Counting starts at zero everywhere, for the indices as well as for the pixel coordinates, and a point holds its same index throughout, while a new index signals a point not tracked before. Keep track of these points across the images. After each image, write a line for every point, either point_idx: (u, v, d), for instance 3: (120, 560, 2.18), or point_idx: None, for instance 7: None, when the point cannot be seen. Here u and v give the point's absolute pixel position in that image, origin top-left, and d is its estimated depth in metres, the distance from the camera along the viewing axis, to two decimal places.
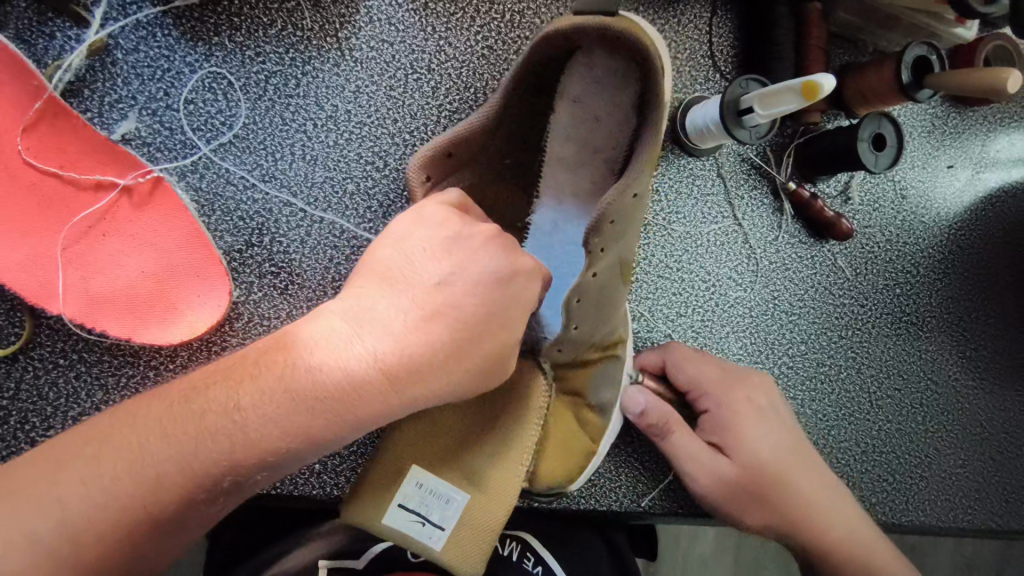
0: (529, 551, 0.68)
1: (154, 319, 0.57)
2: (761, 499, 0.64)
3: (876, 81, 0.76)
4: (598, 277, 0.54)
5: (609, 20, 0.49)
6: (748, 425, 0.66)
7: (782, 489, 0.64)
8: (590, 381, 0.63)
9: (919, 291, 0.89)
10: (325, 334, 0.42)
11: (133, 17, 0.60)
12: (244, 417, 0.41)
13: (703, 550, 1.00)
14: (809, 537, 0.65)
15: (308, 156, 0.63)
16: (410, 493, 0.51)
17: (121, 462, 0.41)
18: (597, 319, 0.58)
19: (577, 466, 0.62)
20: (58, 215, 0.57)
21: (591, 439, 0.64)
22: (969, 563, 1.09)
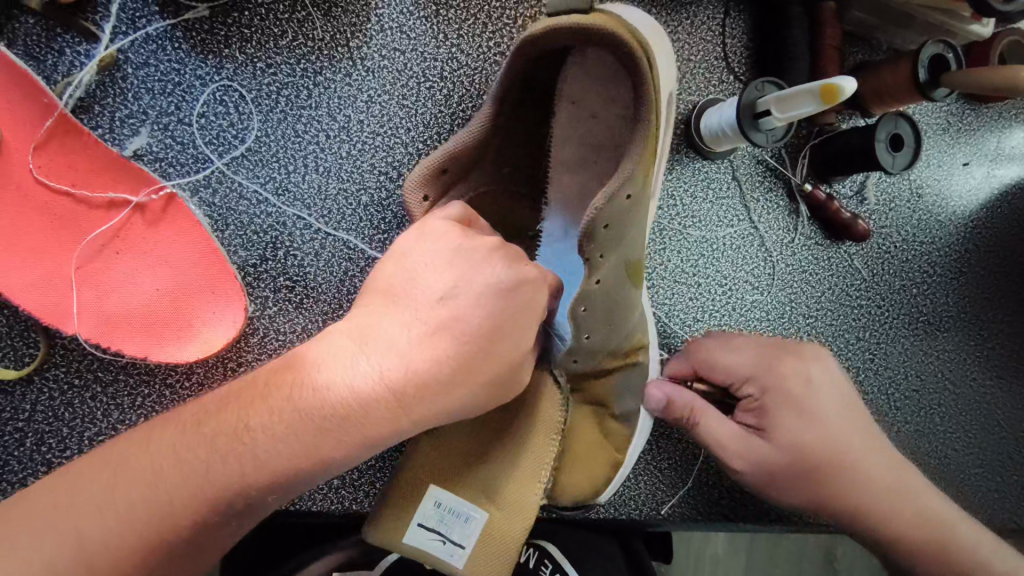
0: (547, 559, 0.66)
1: (169, 337, 0.57)
2: (805, 484, 0.60)
3: (892, 80, 0.75)
4: (602, 284, 0.54)
5: (581, 19, 0.48)
6: (788, 409, 0.60)
7: (827, 475, 0.60)
8: (615, 389, 0.62)
9: (936, 290, 0.88)
10: (346, 354, 0.41)
11: (142, 30, 0.59)
12: (269, 440, 0.40)
13: (718, 552, 0.99)
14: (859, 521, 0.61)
15: (321, 168, 0.62)
16: (428, 512, 0.49)
17: (145, 489, 0.40)
18: (610, 326, 0.58)
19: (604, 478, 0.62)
20: (70, 234, 0.56)
21: (615, 449, 0.63)
22: None
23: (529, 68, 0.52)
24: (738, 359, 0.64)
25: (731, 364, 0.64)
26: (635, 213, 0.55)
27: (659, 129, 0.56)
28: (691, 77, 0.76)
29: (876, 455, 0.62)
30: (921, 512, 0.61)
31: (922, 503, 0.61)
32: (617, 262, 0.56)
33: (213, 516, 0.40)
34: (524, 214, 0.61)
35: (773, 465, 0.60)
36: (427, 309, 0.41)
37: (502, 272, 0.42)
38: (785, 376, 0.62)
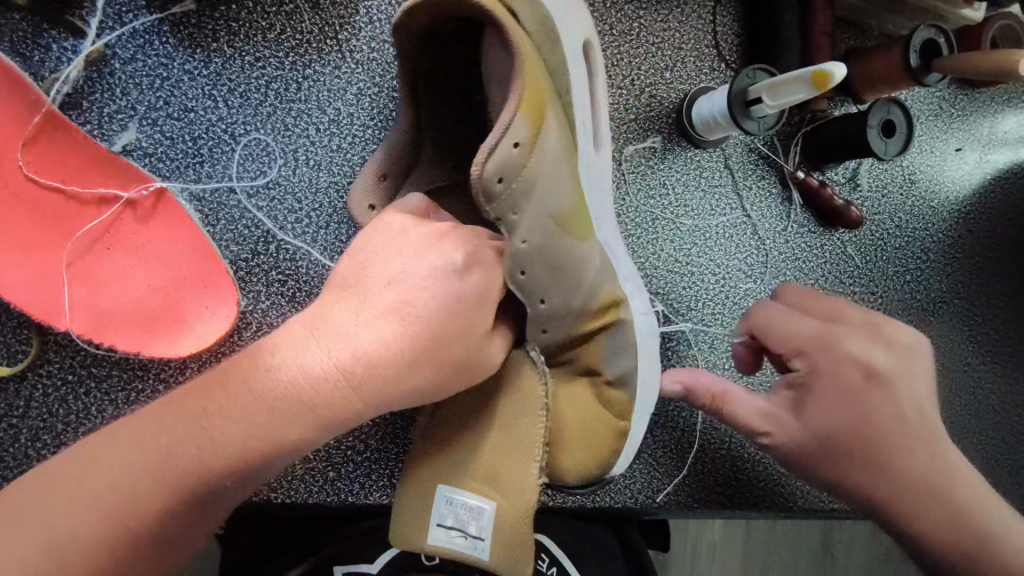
0: (542, 550, 0.69)
1: (162, 332, 0.57)
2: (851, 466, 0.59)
3: (884, 66, 0.75)
4: (530, 241, 0.46)
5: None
6: (845, 389, 0.59)
7: (861, 457, 0.58)
8: (602, 352, 0.58)
9: (929, 277, 0.88)
10: (303, 342, 0.41)
11: (129, 25, 0.59)
12: (264, 433, 0.40)
13: (715, 539, 1.00)
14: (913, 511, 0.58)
15: (312, 161, 0.62)
16: (442, 512, 0.46)
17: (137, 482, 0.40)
18: (563, 285, 0.51)
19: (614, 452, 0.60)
20: (61, 231, 0.56)
21: (617, 416, 0.61)
22: None
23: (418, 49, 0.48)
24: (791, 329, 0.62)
25: (784, 334, 0.62)
26: (545, 146, 0.48)
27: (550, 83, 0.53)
28: (683, 64, 0.76)
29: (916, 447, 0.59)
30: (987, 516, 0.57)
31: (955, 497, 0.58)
32: (541, 211, 0.48)
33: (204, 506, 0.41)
34: None
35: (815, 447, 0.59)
36: (379, 295, 0.42)
37: (456, 256, 0.44)
38: (840, 354, 0.60)
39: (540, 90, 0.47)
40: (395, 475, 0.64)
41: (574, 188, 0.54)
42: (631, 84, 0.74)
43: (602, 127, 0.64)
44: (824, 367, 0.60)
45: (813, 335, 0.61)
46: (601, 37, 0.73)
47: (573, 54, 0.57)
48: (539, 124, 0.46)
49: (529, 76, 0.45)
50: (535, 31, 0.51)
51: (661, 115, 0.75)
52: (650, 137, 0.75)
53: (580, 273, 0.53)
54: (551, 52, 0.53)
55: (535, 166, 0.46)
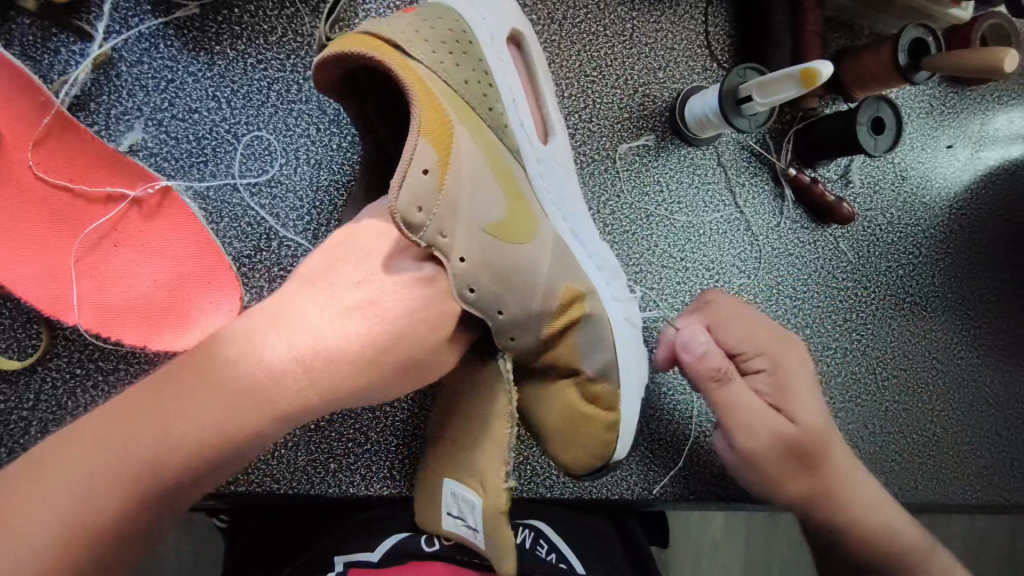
0: (543, 538, 0.64)
1: (167, 326, 0.59)
2: (793, 467, 0.62)
3: (873, 64, 0.77)
4: (472, 257, 0.44)
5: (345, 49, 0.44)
6: (800, 387, 0.63)
7: (814, 454, 0.62)
8: (578, 350, 0.56)
9: (922, 272, 0.90)
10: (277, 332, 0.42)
11: (134, 29, 0.61)
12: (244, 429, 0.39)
13: (717, 535, 1.01)
14: (834, 506, 0.62)
15: (312, 160, 0.64)
16: (449, 502, 0.51)
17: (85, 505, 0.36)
18: (517, 295, 0.48)
19: (610, 442, 0.60)
20: (69, 228, 0.58)
21: (609, 407, 0.59)
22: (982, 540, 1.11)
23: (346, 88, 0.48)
24: (752, 330, 0.64)
25: (746, 332, 0.64)
26: (467, 155, 0.46)
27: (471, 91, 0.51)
28: (676, 65, 0.77)
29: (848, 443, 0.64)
30: (903, 518, 0.63)
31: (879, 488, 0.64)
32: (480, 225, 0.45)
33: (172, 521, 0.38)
34: None
35: (766, 445, 0.61)
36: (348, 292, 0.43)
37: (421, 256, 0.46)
38: (793, 357, 0.64)
39: (438, 104, 0.45)
40: (395, 468, 0.66)
41: (514, 189, 0.51)
42: (625, 84, 0.75)
43: (551, 118, 0.64)
44: (782, 366, 0.63)
45: (771, 339, 0.65)
46: (596, 37, 0.74)
47: (490, 54, 0.57)
48: (446, 142, 0.44)
49: (424, 98, 0.44)
50: (436, 49, 0.50)
51: (655, 114, 0.77)
52: (644, 136, 0.76)
53: (538, 281, 0.50)
54: (460, 56, 0.52)
55: (453, 188, 0.43)
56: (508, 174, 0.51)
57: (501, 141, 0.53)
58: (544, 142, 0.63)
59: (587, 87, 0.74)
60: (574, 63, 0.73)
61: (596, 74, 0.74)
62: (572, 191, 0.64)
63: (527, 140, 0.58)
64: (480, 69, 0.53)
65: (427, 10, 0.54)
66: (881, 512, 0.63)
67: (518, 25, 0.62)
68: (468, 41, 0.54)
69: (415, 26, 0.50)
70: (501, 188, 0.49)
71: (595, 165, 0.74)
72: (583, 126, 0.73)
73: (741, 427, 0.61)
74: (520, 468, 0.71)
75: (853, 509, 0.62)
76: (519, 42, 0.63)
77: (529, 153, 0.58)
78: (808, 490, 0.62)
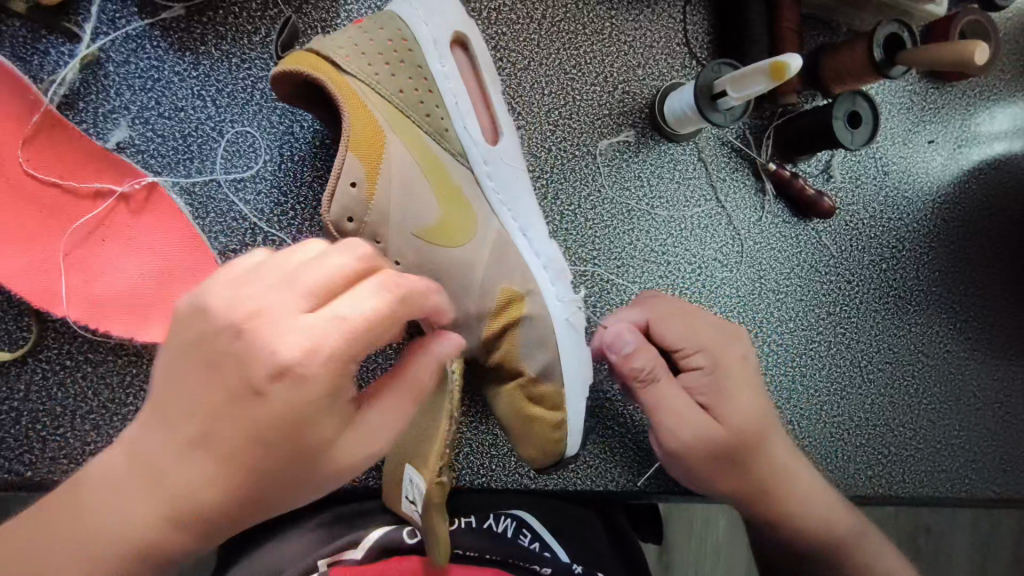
0: (525, 527, 0.63)
1: (155, 318, 0.60)
2: (733, 470, 0.61)
3: (850, 59, 0.78)
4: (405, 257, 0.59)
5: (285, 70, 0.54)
6: (738, 386, 0.62)
7: (752, 456, 0.61)
8: (520, 348, 0.61)
9: (906, 266, 0.90)
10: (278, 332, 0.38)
11: (122, 30, 0.63)
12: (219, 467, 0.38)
13: (719, 539, 1.00)
14: (769, 505, 0.62)
15: (297, 157, 0.66)
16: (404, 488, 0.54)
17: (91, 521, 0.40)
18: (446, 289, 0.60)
19: (561, 440, 0.62)
20: (58, 222, 0.60)
21: (555, 407, 0.62)
22: (987, 540, 1.10)
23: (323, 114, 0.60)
24: (691, 329, 0.63)
25: (687, 331, 0.63)
26: (395, 169, 0.57)
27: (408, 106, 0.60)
28: (654, 62, 0.79)
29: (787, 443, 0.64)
30: (841, 514, 0.64)
31: (818, 487, 0.64)
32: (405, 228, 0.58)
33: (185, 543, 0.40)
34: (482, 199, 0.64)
35: (698, 447, 0.59)
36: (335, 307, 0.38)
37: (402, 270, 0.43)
38: (735, 356, 0.63)
39: (372, 120, 0.57)
40: None
41: (443, 193, 0.60)
42: (604, 81, 0.77)
43: (501, 119, 0.66)
44: (721, 365, 0.62)
45: (714, 337, 0.63)
46: (575, 36, 0.76)
47: (433, 58, 0.62)
48: (376, 156, 0.56)
49: (357, 118, 0.55)
50: (366, 62, 0.59)
51: (635, 110, 0.78)
52: (624, 132, 0.78)
53: (467, 272, 0.60)
54: (399, 66, 0.61)
55: (382, 196, 0.57)
56: (444, 179, 0.61)
57: (441, 148, 0.62)
58: (493, 142, 0.65)
59: (566, 85, 0.75)
60: (553, 62, 0.75)
61: (576, 72, 0.76)
62: (525, 190, 0.66)
63: (472, 141, 0.63)
64: (421, 78, 0.61)
65: (375, 17, 0.62)
66: (817, 511, 0.63)
67: (461, 27, 0.64)
68: (412, 47, 0.61)
69: (356, 40, 0.59)
70: (435, 192, 0.60)
71: (576, 161, 0.75)
72: (563, 123, 0.75)
73: (671, 430, 0.59)
74: (504, 459, 0.71)
75: (789, 508, 0.62)
76: (462, 43, 0.65)
77: (476, 153, 0.63)
78: (749, 490, 0.61)
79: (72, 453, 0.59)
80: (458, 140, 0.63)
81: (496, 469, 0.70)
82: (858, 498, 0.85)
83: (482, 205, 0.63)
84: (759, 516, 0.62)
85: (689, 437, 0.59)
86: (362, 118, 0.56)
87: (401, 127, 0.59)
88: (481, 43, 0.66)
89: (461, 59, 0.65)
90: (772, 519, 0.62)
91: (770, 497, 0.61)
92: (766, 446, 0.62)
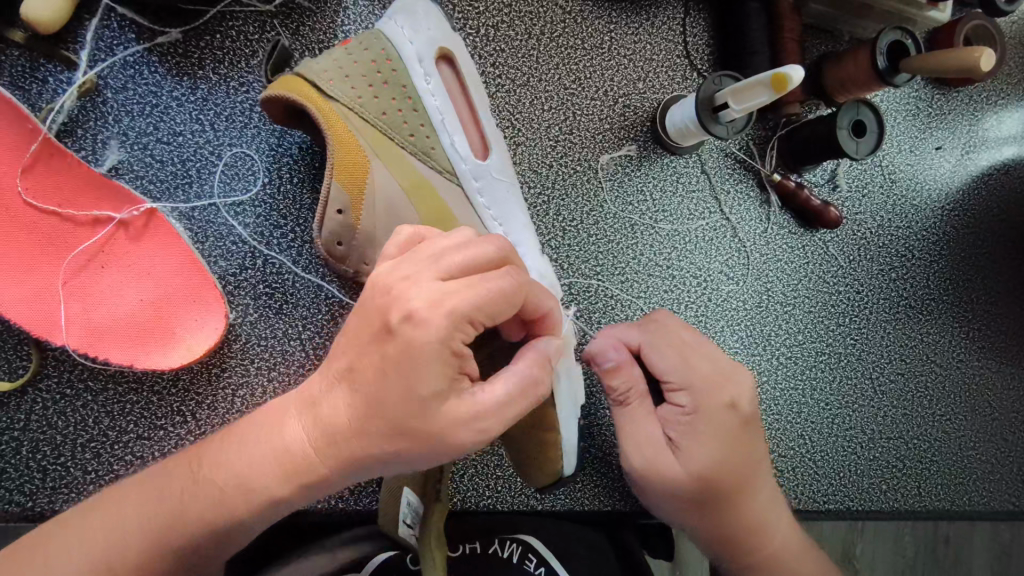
0: (531, 553, 0.61)
1: (154, 345, 0.60)
2: (697, 509, 0.58)
3: (854, 68, 0.77)
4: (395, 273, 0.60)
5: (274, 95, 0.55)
6: (713, 434, 0.57)
7: (719, 500, 0.57)
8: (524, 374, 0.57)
9: (915, 276, 0.89)
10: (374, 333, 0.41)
11: (120, 56, 0.63)
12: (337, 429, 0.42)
13: None
14: (733, 548, 0.59)
15: (296, 179, 0.65)
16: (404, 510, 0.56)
17: (202, 487, 0.44)
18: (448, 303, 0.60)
19: (556, 459, 0.62)
20: (58, 250, 0.60)
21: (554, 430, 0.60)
22: (1009, 552, 1.07)
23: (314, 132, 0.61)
24: (681, 362, 0.60)
25: (676, 365, 0.60)
26: (377, 191, 0.58)
27: (394, 126, 0.61)
28: (655, 75, 0.78)
29: (767, 491, 0.60)
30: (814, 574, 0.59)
31: (790, 540, 0.60)
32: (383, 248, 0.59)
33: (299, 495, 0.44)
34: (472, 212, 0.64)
35: (654, 479, 0.58)
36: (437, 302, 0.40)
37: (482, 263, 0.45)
38: (721, 400, 0.58)
39: (356, 144, 0.57)
40: None
41: (428, 212, 0.61)
42: (605, 95, 0.76)
43: (488, 133, 0.66)
44: (702, 408, 0.58)
45: (704, 375, 0.59)
46: (574, 51, 0.76)
47: (418, 77, 0.62)
48: (358, 181, 0.56)
49: (339, 143, 0.55)
50: (351, 85, 0.59)
51: (636, 124, 0.78)
52: (626, 146, 0.77)
53: None
54: (384, 88, 0.61)
55: (367, 220, 0.57)
56: (429, 197, 0.61)
57: (427, 164, 0.62)
58: (482, 158, 0.65)
59: (566, 100, 0.75)
60: (553, 78, 0.75)
61: (575, 86, 0.75)
62: (515, 202, 0.67)
63: (459, 157, 0.64)
64: (406, 97, 0.61)
65: (361, 38, 0.62)
66: (786, 564, 0.59)
67: (445, 43, 0.64)
68: (397, 67, 0.61)
69: (340, 61, 0.59)
70: (420, 211, 0.61)
71: (578, 176, 0.75)
72: (563, 139, 0.75)
73: (629, 453, 0.59)
74: (511, 480, 0.70)
75: (754, 556, 0.59)
76: (449, 59, 0.64)
77: (463, 168, 0.64)
78: (712, 532, 0.59)
79: (73, 482, 0.59)
80: (445, 157, 0.63)
81: (502, 490, 0.69)
82: (872, 513, 0.83)
83: (472, 219, 0.64)
84: (725, 556, 0.60)
85: (645, 466, 0.58)
86: (344, 144, 0.56)
87: (385, 148, 0.59)
88: (467, 59, 0.66)
89: (448, 76, 0.64)
90: (732, 562, 0.60)
91: (734, 541, 0.59)
92: (740, 493, 0.58)
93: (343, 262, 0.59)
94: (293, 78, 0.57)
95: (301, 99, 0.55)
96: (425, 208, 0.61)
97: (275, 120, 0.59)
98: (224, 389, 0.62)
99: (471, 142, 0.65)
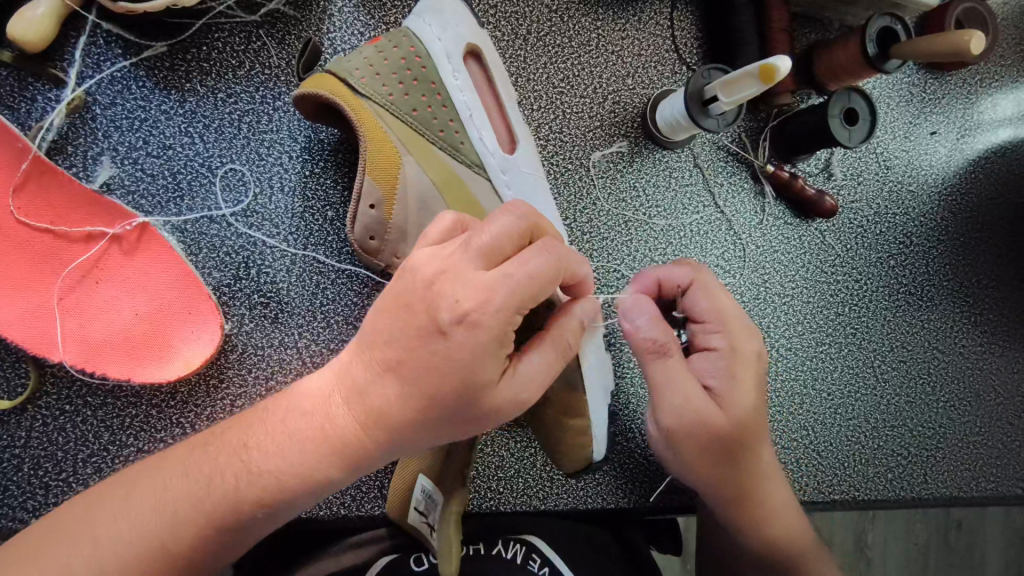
0: (535, 553, 0.60)
1: (151, 359, 0.60)
2: (719, 459, 0.57)
3: (844, 57, 0.76)
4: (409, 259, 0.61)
5: (308, 91, 0.56)
6: (748, 378, 0.58)
7: (742, 448, 0.57)
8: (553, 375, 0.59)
9: (914, 262, 0.88)
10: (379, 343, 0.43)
11: (107, 72, 0.63)
12: (369, 403, 0.43)
13: None
14: (741, 504, 0.59)
15: (286, 187, 0.66)
16: (418, 498, 0.56)
17: (220, 462, 0.44)
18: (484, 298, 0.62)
19: (587, 445, 0.61)
20: (52, 267, 0.60)
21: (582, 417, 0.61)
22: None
23: (340, 127, 0.62)
24: (716, 310, 0.60)
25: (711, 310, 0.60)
26: (408, 186, 0.58)
27: (422, 124, 0.61)
28: (644, 70, 0.78)
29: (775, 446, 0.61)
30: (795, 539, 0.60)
31: (785, 496, 0.62)
32: (410, 237, 0.60)
33: (314, 487, 0.45)
34: (494, 203, 0.64)
35: (689, 426, 0.56)
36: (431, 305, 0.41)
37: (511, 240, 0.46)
38: (748, 350, 0.60)
39: (386, 140, 0.58)
40: (385, 485, 0.65)
41: (455, 203, 0.62)
42: (594, 92, 0.76)
43: (516, 128, 0.66)
44: (735, 353, 0.59)
45: (736, 322, 0.60)
46: (562, 49, 0.76)
47: (446, 73, 0.63)
48: (392, 177, 0.57)
49: (373, 139, 0.56)
50: (384, 85, 0.60)
51: (627, 120, 0.77)
52: (617, 143, 0.77)
53: None
54: (413, 85, 0.61)
55: (400, 215, 0.58)
56: (460, 192, 0.62)
57: (456, 160, 0.63)
58: (510, 151, 0.66)
59: (556, 99, 0.75)
60: (541, 76, 0.75)
61: (564, 85, 0.75)
62: (543, 194, 0.66)
63: (488, 151, 0.64)
64: (434, 93, 0.62)
65: (390, 35, 0.62)
66: (780, 521, 0.60)
67: (473, 38, 0.64)
68: (426, 64, 0.62)
69: (371, 59, 0.60)
70: (449, 203, 0.61)
71: (569, 174, 0.75)
72: (554, 138, 0.74)
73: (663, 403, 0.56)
74: (512, 481, 0.69)
75: (758, 510, 0.59)
76: (476, 54, 0.65)
77: (491, 163, 0.64)
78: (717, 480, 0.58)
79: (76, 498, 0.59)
80: (474, 151, 0.63)
81: (503, 492, 0.69)
82: (880, 503, 0.83)
83: None
84: (726, 508, 0.59)
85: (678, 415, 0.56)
86: (378, 143, 0.57)
87: (414, 143, 0.60)
88: (496, 56, 0.66)
89: (475, 72, 0.65)
90: (734, 517, 0.59)
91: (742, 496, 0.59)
92: (759, 445, 0.59)
93: (375, 256, 0.60)
94: (325, 77, 0.58)
95: (334, 96, 0.56)
96: (455, 199, 0.62)
97: (304, 116, 0.59)
98: (222, 400, 0.62)
99: (498, 136, 0.65)
